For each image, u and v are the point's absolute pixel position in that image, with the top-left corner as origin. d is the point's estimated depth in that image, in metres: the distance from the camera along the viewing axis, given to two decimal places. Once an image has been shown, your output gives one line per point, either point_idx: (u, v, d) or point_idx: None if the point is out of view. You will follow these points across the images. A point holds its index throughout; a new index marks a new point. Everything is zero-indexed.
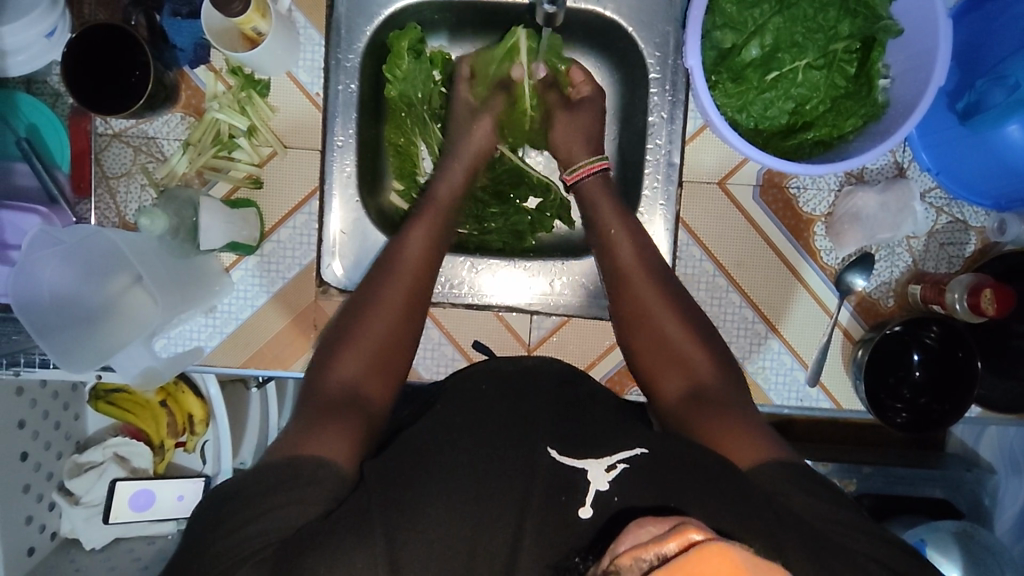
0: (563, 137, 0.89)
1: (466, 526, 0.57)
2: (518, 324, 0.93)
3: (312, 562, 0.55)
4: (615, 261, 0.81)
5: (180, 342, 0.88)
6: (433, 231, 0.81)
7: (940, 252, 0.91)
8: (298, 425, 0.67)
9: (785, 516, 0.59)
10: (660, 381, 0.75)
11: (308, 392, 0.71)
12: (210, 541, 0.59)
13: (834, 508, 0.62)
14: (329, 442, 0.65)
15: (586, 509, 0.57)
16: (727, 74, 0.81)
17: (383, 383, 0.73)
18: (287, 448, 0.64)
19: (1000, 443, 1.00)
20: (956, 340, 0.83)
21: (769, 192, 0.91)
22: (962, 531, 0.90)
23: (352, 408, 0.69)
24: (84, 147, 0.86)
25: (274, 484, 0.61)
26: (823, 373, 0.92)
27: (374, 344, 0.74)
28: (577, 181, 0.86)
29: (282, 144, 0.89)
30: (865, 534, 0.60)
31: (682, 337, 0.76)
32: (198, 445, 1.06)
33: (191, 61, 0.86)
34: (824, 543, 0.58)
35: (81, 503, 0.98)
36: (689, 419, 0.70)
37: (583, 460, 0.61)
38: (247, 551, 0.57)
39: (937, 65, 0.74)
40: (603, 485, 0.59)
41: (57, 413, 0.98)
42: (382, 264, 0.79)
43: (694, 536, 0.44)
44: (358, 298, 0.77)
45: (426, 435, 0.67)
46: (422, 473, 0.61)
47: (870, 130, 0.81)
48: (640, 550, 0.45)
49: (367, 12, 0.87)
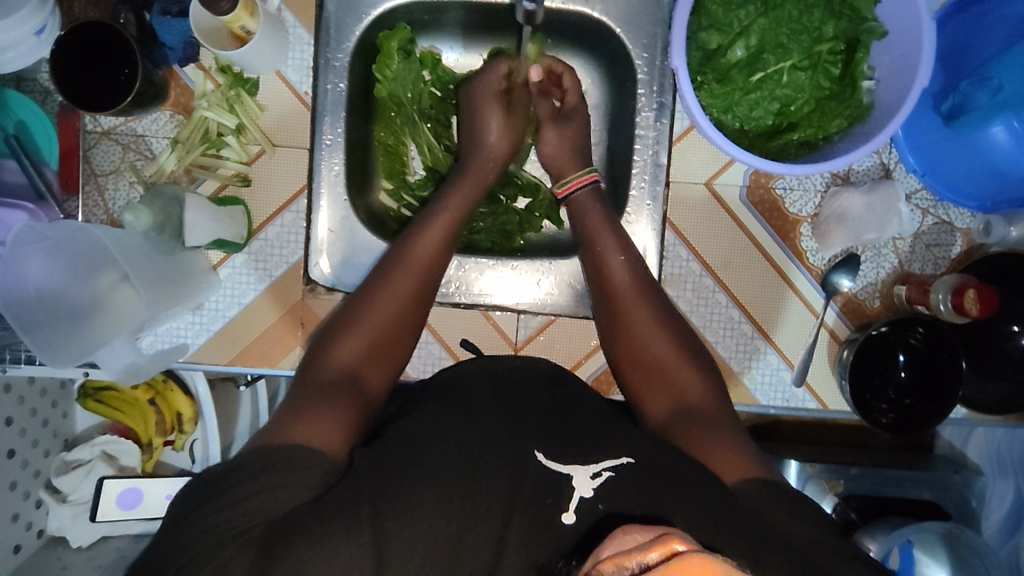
0: (551, 142, 0.89)
1: (448, 526, 0.57)
2: (505, 323, 0.94)
3: (297, 553, 0.54)
4: (609, 282, 0.80)
5: (166, 339, 0.88)
6: (450, 227, 0.80)
7: (926, 253, 0.92)
8: (290, 405, 0.68)
9: (763, 531, 0.58)
10: (649, 398, 0.74)
11: (306, 372, 0.71)
12: (195, 527, 0.58)
13: (813, 520, 0.61)
14: (318, 429, 0.64)
15: (569, 514, 0.58)
16: (712, 74, 0.82)
17: (376, 381, 0.73)
18: (271, 436, 0.64)
19: (988, 450, 1.02)
20: (942, 341, 0.83)
21: (755, 192, 0.92)
22: (947, 531, 0.90)
23: (345, 391, 0.69)
24: (73, 145, 0.86)
25: (259, 466, 0.60)
26: (809, 373, 0.92)
27: (372, 336, 0.73)
28: (570, 194, 0.86)
29: (271, 143, 0.89)
30: (840, 544, 0.60)
31: (669, 355, 0.75)
32: (187, 444, 1.06)
33: (180, 59, 0.86)
34: (802, 556, 0.57)
35: (68, 502, 0.98)
36: (674, 436, 0.69)
37: (568, 465, 0.62)
38: (236, 530, 0.57)
39: (921, 67, 0.74)
40: (587, 490, 0.60)
41: (45, 411, 0.97)
42: (394, 255, 0.78)
43: (676, 547, 0.44)
44: (367, 286, 0.76)
45: (410, 429, 0.67)
46: (408, 467, 0.61)
47: (855, 131, 0.81)
48: (622, 558, 0.44)
49: (356, 11, 0.87)
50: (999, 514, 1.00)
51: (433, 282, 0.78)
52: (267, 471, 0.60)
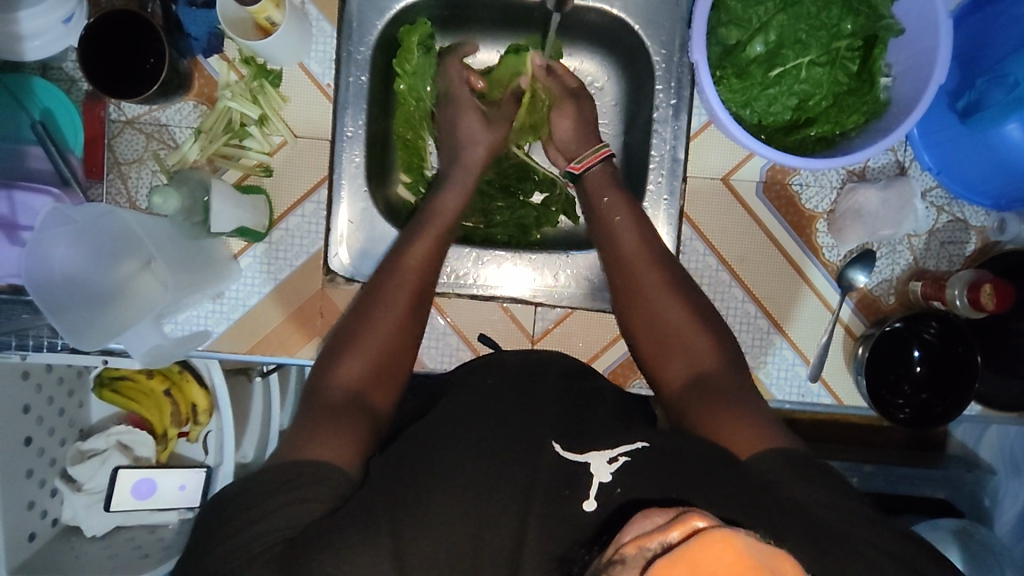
0: (565, 124, 0.90)
1: (473, 509, 0.57)
2: (522, 315, 0.95)
3: (316, 559, 0.54)
4: (616, 249, 0.81)
5: (187, 326, 0.90)
6: (439, 234, 0.80)
7: (941, 250, 0.92)
8: (301, 428, 0.67)
9: (786, 507, 0.57)
10: (664, 368, 0.75)
11: (312, 397, 0.70)
12: (221, 538, 0.58)
13: (839, 492, 0.61)
14: (325, 448, 0.64)
15: (590, 502, 0.55)
16: (732, 69, 0.82)
17: (380, 395, 0.72)
18: (284, 454, 0.64)
19: (1000, 445, 1.00)
20: (955, 335, 0.84)
21: (772, 188, 0.92)
22: (961, 529, 0.90)
23: (354, 413, 0.68)
24: (98, 133, 0.87)
25: (272, 487, 0.60)
26: (824, 369, 0.93)
27: (375, 354, 0.72)
28: (588, 167, 0.86)
29: (292, 133, 0.90)
30: (869, 514, 0.60)
31: (682, 320, 0.75)
32: (202, 435, 1.05)
33: (204, 50, 0.87)
34: (826, 532, 0.56)
35: (82, 490, 0.98)
36: (688, 408, 0.70)
37: (586, 454, 0.60)
38: (253, 552, 0.56)
39: (937, 65, 0.76)
40: (605, 476, 0.57)
41: (61, 399, 0.98)
42: (385, 268, 0.78)
43: (697, 523, 0.43)
44: (362, 303, 0.76)
45: (423, 433, 0.66)
46: (426, 464, 0.61)
47: (872, 127, 0.82)
48: (644, 540, 0.44)
49: (378, 6, 0.89)
50: (1013, 513, 0.99)
51: (429, 290, 0.78)
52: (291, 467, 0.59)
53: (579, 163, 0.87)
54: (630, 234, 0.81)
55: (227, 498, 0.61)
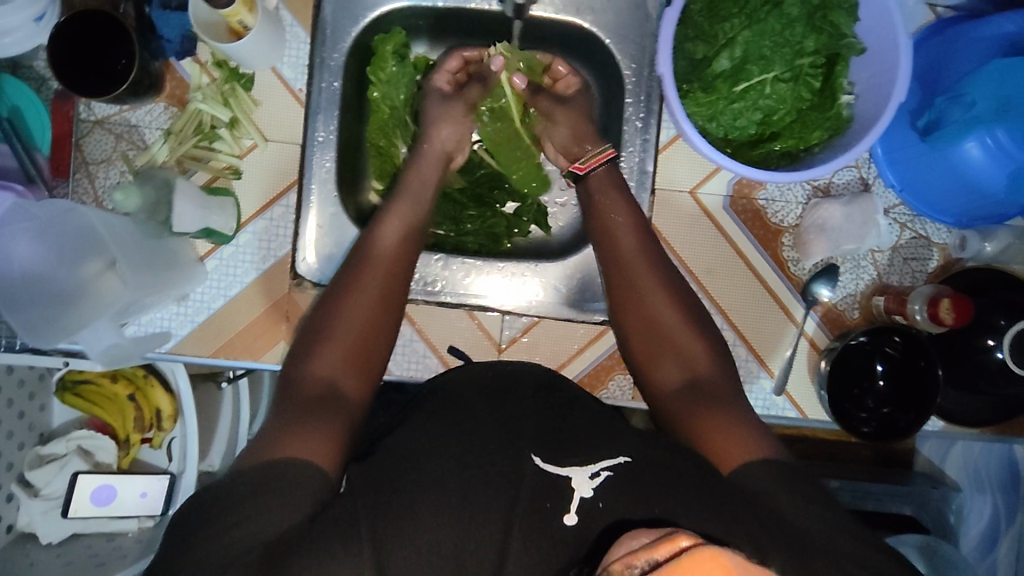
0: (562, 130, 0.89)
1: (449, 509, 0.56)
2: (489, 322, 0.95)
3: (293, 551, 0.53)
4: (617, 249, 0.80)
5: (149, 328, 0.89)
6: (405, 235, 0.79)
7: (904, 266, 0.93)
8: (279, 422, 0.65)
9: (765, 516, 0.57)
10: (655, 366, 0.75)
11: (285, 390, 0.69)
12: (196, 522, 0.57)
13: (810, 493, 0.61)
14: (301, 446, 0.62)
15: (570, 515, 0.56)
16: (698, 83, 0.84)
17: (355, 393, 0.71)
18: (255, 457, 0.62)
19: (965, 463, 1.01)
20: (917, 349, 0.85)
21: (738, 203, 0.94)
22: (925, 544, 0.91)
23: (330, 413, 0.67)
24: (66, 132, 0.88)
25: (240, 482, 0.59)
26: (789, 383, 0.93)
27: (349, 342, 0.72)
28: (592, 169, 0.84)
29: (263, 137, 0.91)
30: (835, 517, 0.59)
31: (675, 326, 0.75)
32: (165, 442, 1.02)
33: (177, 52, 0.88)
34: (804, 538, 0.56)
35: (40, 496, 0.96)
36: (678, 412, 0.71)
37: (566, 467, 0.59)
38: (228, 533, 0.55)
39: (897, 83, 0.78)
40: (587, 491, 0.57)
41: (22, 402, 0.96)
42: (357, 254, 0.77)
43: (682, 542, 0.43)
44: (334, 290, 0.75)
45: (398, 447, 0.64)
46: (397, 483, 0.59)
47: (835, 143, 0.84)
48: (632, 557, 0.43)
49: (353, 13, 0.89)
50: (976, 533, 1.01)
51: (403, 283, 0.77)
52: (254, 489, 0.58)
53: (581, 163, 0.85)
54: (621, 232, 0.80)
55: (203, 502, 0.58)
